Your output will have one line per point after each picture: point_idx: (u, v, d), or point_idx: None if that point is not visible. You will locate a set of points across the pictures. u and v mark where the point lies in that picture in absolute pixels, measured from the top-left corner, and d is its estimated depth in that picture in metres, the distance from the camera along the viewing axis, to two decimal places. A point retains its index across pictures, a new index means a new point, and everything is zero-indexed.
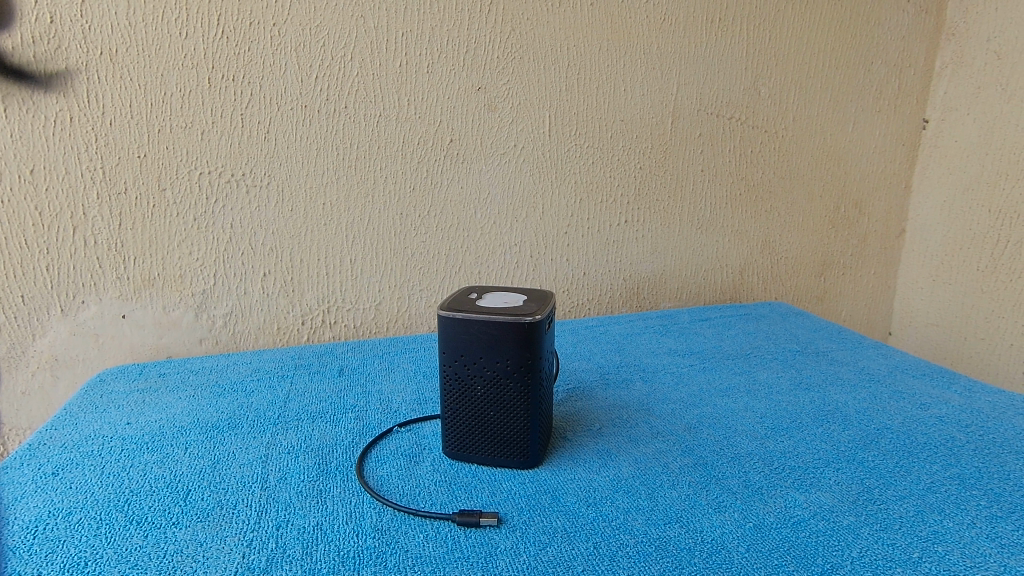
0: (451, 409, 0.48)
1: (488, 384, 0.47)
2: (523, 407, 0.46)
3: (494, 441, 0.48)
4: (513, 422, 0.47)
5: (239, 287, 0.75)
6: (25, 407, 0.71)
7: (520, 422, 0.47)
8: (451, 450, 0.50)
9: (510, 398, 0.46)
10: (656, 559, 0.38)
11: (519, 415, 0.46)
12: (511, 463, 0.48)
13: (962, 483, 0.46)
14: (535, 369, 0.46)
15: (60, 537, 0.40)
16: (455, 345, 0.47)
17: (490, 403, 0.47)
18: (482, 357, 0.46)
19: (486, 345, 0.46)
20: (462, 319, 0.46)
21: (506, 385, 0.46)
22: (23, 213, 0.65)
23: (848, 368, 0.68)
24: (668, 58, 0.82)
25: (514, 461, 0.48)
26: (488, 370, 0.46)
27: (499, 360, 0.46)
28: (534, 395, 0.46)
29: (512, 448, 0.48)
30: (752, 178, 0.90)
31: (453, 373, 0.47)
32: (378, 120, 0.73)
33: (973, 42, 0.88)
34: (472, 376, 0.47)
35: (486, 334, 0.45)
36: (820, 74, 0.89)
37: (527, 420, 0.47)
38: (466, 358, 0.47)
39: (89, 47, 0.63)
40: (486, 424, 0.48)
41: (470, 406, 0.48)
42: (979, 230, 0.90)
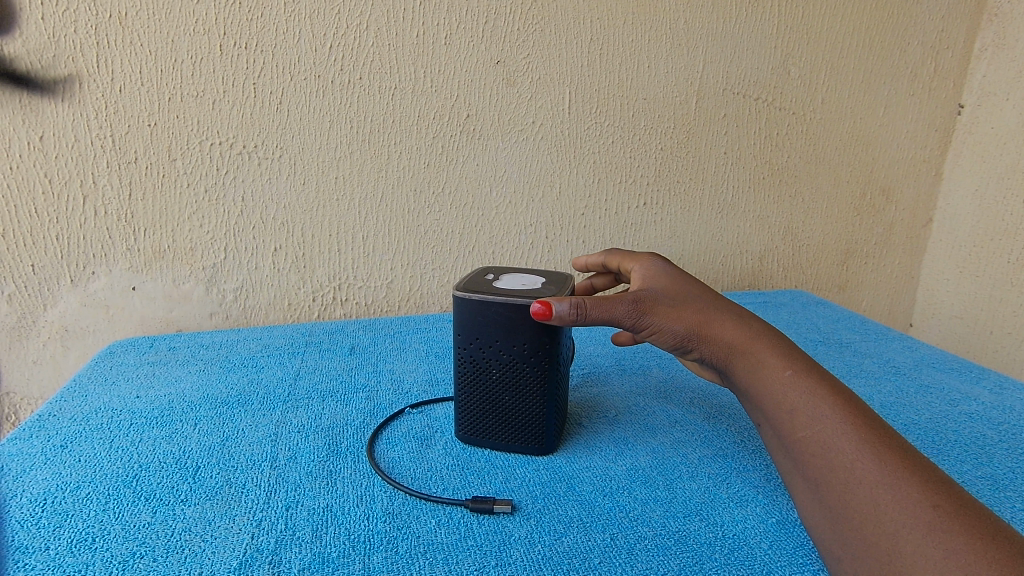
0: (466, 392, 0.47)
1: (504, 368, 0.45)
2: (539, 393, 0.45)
3: (510, 426, 0.47)
4: (529, 407, 0.45)
5: (250, 261, 0.73)
6: (36, 376, 0.70)
7: (537, 408, 0.45)
8: (464, 432, 0.48)
9: (526, 383, 0.45)
10: (675, 554, 0.36)
11: (536, 401, 0.45)
12: (527, 449, 0.47)
13: (994, 483, 0.44)
14: (553, 354, 0.44)
15: (68, 511, 0.39)
16: (470, 327, 0.45)
17: (506, 388, 0.45)
18: (499, 340, 0.44)
19: (503, 329, 0.44)
20: (478, 300, 0.44)
21: (522, 369, 0.44)
22: (33, 181, 0.64)
23: (873, 361, 0.66)
24: (695, 34, 0.78)
25: (529, 447, 0.47)
26: (504, 354, 0.44)
27: (516, 344, 0.44)
28: (552, 382, 0.44)
29: (528, 434, 0.46)
30: (777, 162, 0.87)
31: (468, 355, 0.46)
32: (393, 93, 0.71)
33: (1017, 24, 0.84)
34: (488, 359, 0.45)
35: (503, 317, 0.43)
36: (854, 55, 0.85)
37: (544, 407, 0.45)
38: (481, 341, 0.45)
39: (98, 10, 0.61)
40: (501, 408, 0.46)
41: (485, 390, 0.46)
42: (1011, 221, 0.87)
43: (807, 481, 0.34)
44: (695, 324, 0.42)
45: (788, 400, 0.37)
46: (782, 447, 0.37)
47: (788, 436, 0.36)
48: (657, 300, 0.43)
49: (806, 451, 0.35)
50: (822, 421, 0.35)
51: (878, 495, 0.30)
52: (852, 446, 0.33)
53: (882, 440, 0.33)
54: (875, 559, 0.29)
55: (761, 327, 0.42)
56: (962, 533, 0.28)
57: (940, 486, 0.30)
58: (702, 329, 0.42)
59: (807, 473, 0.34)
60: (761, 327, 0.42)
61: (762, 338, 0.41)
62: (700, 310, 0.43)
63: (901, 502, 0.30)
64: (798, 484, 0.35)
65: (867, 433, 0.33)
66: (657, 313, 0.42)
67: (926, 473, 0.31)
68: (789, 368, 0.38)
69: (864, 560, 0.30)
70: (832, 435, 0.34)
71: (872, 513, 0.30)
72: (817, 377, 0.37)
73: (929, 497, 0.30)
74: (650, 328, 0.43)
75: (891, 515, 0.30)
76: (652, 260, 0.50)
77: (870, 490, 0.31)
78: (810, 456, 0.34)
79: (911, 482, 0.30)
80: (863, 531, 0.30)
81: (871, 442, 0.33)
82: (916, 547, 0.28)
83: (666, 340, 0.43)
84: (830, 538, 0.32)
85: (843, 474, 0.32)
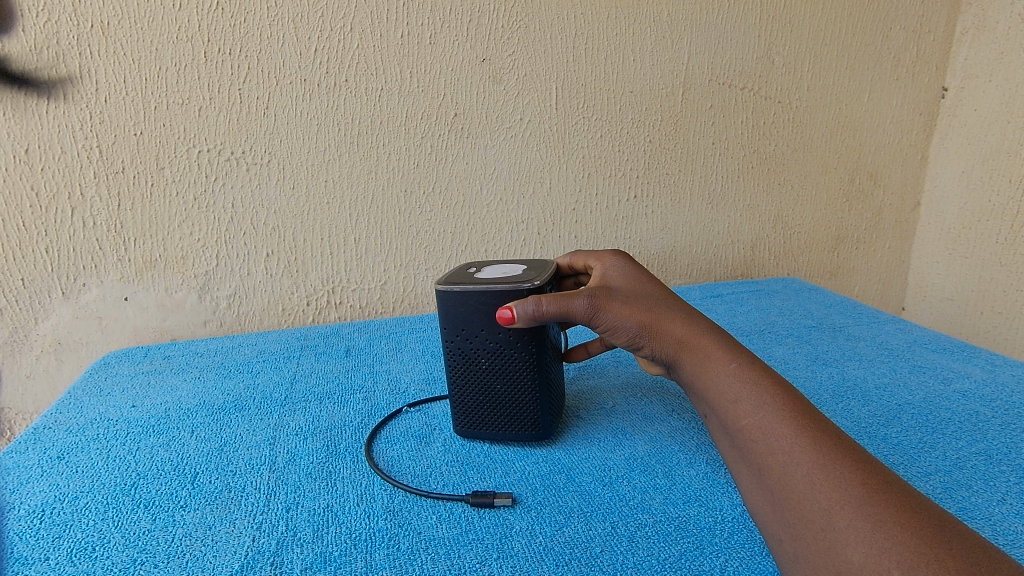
0: (457, 385, 0.47)
1: (492, 358, 0.45)
2: (531, 376, 0.45)
3: (503, 415, 0.47)
4: (521, 394, 0.46)
5: (242, 268, 0.73)
6: (30, 391, 0.70)
7: (529, 394, 0.45)
8: (461, 425, 0.48)
9: (516, 369, 0.45)
10: (676, 539, 0.37)
11: (526, 387, 0.45)
12: (523, 436, 0.47)
13: (989, 458, 0.44)
14: (539, 340, 0.44)
15: (67, 521, 0.39)
16: (454, 319, 0.45)
17: (496, 377, 0.45)
18: (484, 329, 0.44)
19: (488, 319, 0.44)
20: (459, 292, 0.44)
21: (511, 356, 0.44)
22: (21, 195, 0.64)
23: (866, 344, 0.67)
24: (679, 26, 0.79)
25: (526, 434, 0.47)
26: (490, 342, 0.44)
27: (501, 333, 0.44)
28: (540, 367, 0.45)
29: (523, 422, 0.47)
30: (765, 151, 0.88)
31: (455, 348, 0.45)
32: (380, 94, 0.71)
33: (996, 6, 0.85)
34: (476, 349, 0.45)
35: (486, 307, 0.43)
36: (837, 42, 0.86)
37: (535, 393, 0.45)
38: (467, 333, 0.45)
39: (79, 20, 0.61)
40: (493, 398, 0.46)
41: (474, 382, 0.46)
42: (998, 201, 0.88)
43: (749, 470, 0.32)
44: (648, 320, 0.41)
45: (729, 390, 0.35)
46: (726, 438, 0.35)
47: (731, 426, 0.34)
48: (613, 296, 0.42)
49: (747, 439, 0.33)
50: (764, 408, 0.33)
51: (814, 476, 0.29)
52: (792, 430, 0.31)
53: (819, 426, 0.31)
54: (812, 540, 0.27)
55: (709, 325, 0.40)
56: (895, 510, 0.26)
57: (873, 467, 0.29)
58: (653, 326, 0.40)
59: (749, 460, 0.32)
60: (709, 325, 0.40)
61: (710, 334, 0.39)
62: (652, 307, 0.41)
63: (834, 481, 0.28)
64: (741, 476, 0.33)
65: (806, 419, 0.32)
66: (612, 309, 0.41)
67: (861, 456, 0.30)
68: (733, 361, 0.36)
69: (802, 543, 0.28)
70: (771, 420, 0.32)
71: (808, 494, 0.28)
72: (760, 368, 0.36)
73: (862, 476, 0.28)
74: (606, 324, 0.41)
75: (824, 494, 0.28)
76: (613, 262, 0.49)
77: (805, 471, 0.29)
78: (751, 444, 0.32)
79: (847, 463, 0.29)
80: (800, 513, 0.28)
81: (809, 428, 0.31)
82: (850, 524, 0.26)
83: (621, 337, 0.41)
84: (772, 527, 0.30)
85: (782, 458, 0.30)
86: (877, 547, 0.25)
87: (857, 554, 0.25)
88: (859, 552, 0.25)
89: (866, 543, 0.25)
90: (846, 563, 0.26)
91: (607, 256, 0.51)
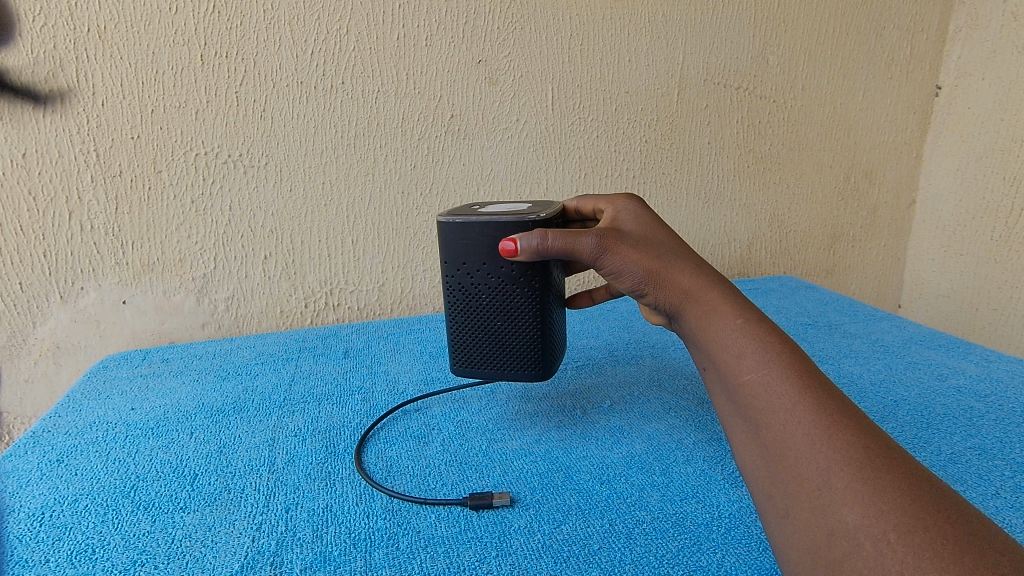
0: (458, 321, 0.48)
1: (494, 292, 0.46)
2: (531, 312, 0.46)
3: (503, 354, 0.47)
4: (522, 330, 0.46)
5: (240, 270, 0.73)
6: (29, 396, 0.70)
7: (529, 330, 0.46)
8: (460, 366, 0.49)
9: (517, 305, 0.46)
10: (673, 536, 0.37)
11: (527, 323, 0.46)
12: (522, 376, 0.48)
13: (983, 453, 0.45)
14: (541, 273, 0.45)
15: (67, 523, 0.39)
16: (458, 251, 0.46)
17: (497, 311, 0.46)
18: (486, 263, 0.45)
19: (491, 250, 0.45)
20: (464, 222, 0.45)
21: (512, 291, 0.45)
22: (18, 199, 0.64)
23: (862, 341, 0.67)
24: (673, 27, 0.79)
25: (525, 374, 0.48)
26: (492, 277, 0.45)
27: (503, 266, 0.45)
28: (541, 302, 0.46)
29: (522, 360, 0.47)
30: (761, 149, 0.88)
31: (457, 282, 0.47)
32: (376, 96, 0.71)
33: (989, 4, 0.85)
34: (477, 284, 0.46)
35: (490, 237, 0.45)
36: (831, 41, 0.86)
37: (536, 328, 0.46)
38: (468, 266, 0.46)
39: (76, 25, 0.61)
40: (493, 335, 0.47)
41: (476, 317, 0.47)
42: (992, 198, 0.88)
43: (744, 424, 0.31)
44: (655, 269, 0.40)
45: (732, 344, 0.33)
46: (722, 391, 0.33)
47: (730, 379, 0.32)
48: (622, 239, 0.41)
49: (746, 393, 0.31)
50: (768, 364, 0.31)
51: (814, 435, 0.28)
52: (795, 389, 0.30)
53: (824, 385, 0.30)
54: (805, 499, 0.27)
55: (717, 277, 0.39)
56: (895, 476, 0.25)
57: (875, 431, 0.28)
58: (659, 274, 0.39)
59: (745, 416, 0.31)
60: (717, 278, 0.39)
61: (717, 287, 0.37)
62: (662, 255, 0.40)
63: (836, 443, 0.27)
64: (734, 430, 0.32)
65: (811, 378, 0.30)
66: (619, 252, 0.40)
67: (863, 419, 0.29)
68: (740, 315, 0.35)
69: (794, 502, 0.27)
70: (774, 376, 0.31)
71: (806, 454, 0.27)
72: (767, 323, 0.34)
73: (864, 440, 0.27)
74: (611, 267, 0.41)
75: (824, 454, 0.27)
76: (629, 202, 0.48)
77: (806, 430, 0.28)
78: (750, 398, 0.31)
79: (850, 426, 0.28)
80: (795, 472, 0.27)
81: (816, 388, 0.30)
82: (848, 486, 0.26)
83: (625, 282, 0.41)
84: (762, 483, 0.30)
85: (781, 415, 0.29)
86: (874, 511, 0.24)
87: (853, 516, 0.25)
88: (855, 514, 0.25)
89: (864, 505, 0.25)
90: (839, 523, 0.25)
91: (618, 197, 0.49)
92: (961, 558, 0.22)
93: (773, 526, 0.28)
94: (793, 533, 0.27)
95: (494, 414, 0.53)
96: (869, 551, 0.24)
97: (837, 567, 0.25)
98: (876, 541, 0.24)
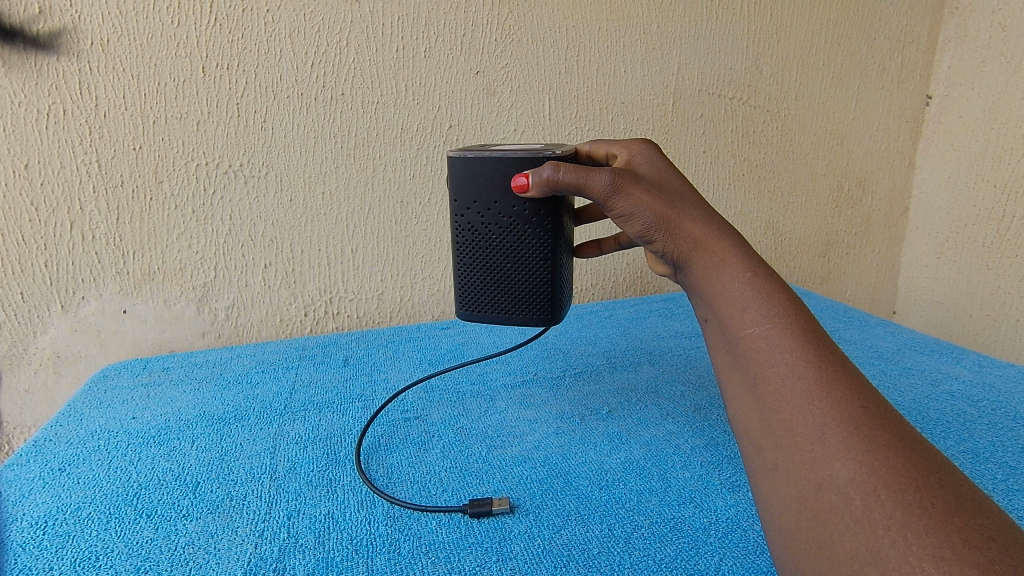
0: (470, 260, 0.50)
1: (504, 232, 0.48)
2: (540, 253, 0.48)
3: (510, 295, 0.50)
4: (529, 272, 0.49)
5: (240, 279, 0.74)
6: (28, 405, 0.70)
7: (536, 273, 0.49)
8: (469, 308, 0.52)
9: (526, 246, 0.48)
10: (672, 540, 0.38)
11: (536, 264, 0.49)
12: (527, 319, 0.50)
13: (976, 457, 0.46)
14: (550, 215, 0.47)
15: (70, 532, 0.40)
16: (470, 188, 0.48)
17: (507, 252, 0.49)
18: (498, 201, 0.48)
19: (502, 188, 0.47)
20: (476, 158, 0.47)
21: (523, 232, 0.48)
22: (20, 209, 0.64)
23: (857, 347, 0.68)
24: (668, 38, 0.80)
25: (529, 317, 0.50)
26: (503, 216, 0.48)
27: (514, 205, 0.47)
28: (549, 244, 0.48)
29: (528, 304, 0.50)
30: (755, 158, 0.89)
31: (468, 221, 0.49)
32: (376, 107, 0.72)
33: (977, 16, 0.87)
34: (488, 223, 0.49)
35: (500, 174, 0.47)
36: (823, 52, 0.88)
37: (543, 271, 0.49)
38: (480, 205, 0.48)
39: (79, 38, 0.62)
40: (502, 276, 0.50)
41: (486, 258, 0.50)
42: (984, 206, 0.90)
43: (743, 377, 0.32)
44: (666, 213, 0.39)
45: (738, 298, 0.34)
46: (721, 342, 0.34)
47: (731, 332, 0.33)
48: (637, 181, 0.41)
49: (747, 347, 0.32)
50: (772, 319, 0.32)
51: (814, 392, 0.29)
52: (798, 346, 0.30)
53: (825, 344, 0.31)
54: (798, 452, 0.28)
55: (729, 228, 0.39)
56: (889, 436, 0.27)
57: (872, 391, 0.29)
58: (670, 220, 0.39)
59: (744, 368, 0.32)
60: (729, 228, 0.39)
61: (727, 238, 0.37)
62: (675, 201, 0.40)
63: (834, 401, 0.28)
64: (729, 381, 0.33)
65: (813, 336, 0.31)
66: (631, 194, 0.40)
67: (861, 379, 0.29)
68: (749, 269, 0.35)
69: (785, 455, 0.28)
70: (778, 333, 0.31)
71: (803, 409, 0.28)
72: (774, 278, 0.34)
73: (862, 400, 0.28)
74: (621, 209, 0.41)
75: (821, 411, 0.28)
76: (644, 148, 0.48)
77: (805, 386, 0.29)
78: (751, 353, 0.32)
79: (849, 386, 0.29)
80: (790, 425, 0.29)
81: (817, 347, 0.30)
82: (842, 442, 0.27)
83: (636, 226, 0.41)
84: (753, 433, 0.31)
85: (782, 370, 0.30)
86: (866, 468, 0.26)
87: (845, 471, 0.26)
88: (847, 469, 0.26)
89: (857, 462, 0.26)
90: (830, 477, 0.26)
91: (634, 142, 0.49)
92: (948, 518, 0.24)
93: (760, 478, 0.30)
94: (781, 484, 0.28)
95: (494, 420, 0.54)
96: (858, 505, 0.25)
97: (823, 519, 0.26)
98: (865, 496, 0.25)
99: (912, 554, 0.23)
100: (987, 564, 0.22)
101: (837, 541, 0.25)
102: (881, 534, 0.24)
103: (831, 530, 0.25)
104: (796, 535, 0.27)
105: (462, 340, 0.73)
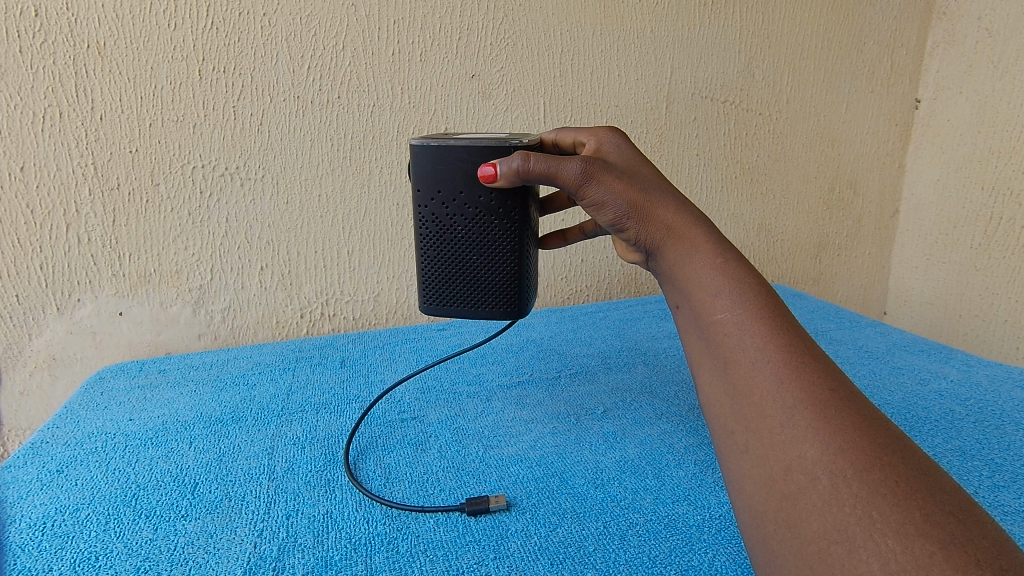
0: (436, 253, 0.51)
1: (470, 223, 0.49)
2: (506, 245, 0.49)
3: (476, 290, 0.51)
4: (496, 265, 0.50)
5: (237, 281, 0.74)
6: (23, 408, 0.70)
7: (503, 266, 0.50)
8: (436, 304, 0.52)
9: (493, 238, 0.49)
10: (666, 536, 0.39)
11: (503, 256, 0.50)
12: (495, 313, 0.51)
13: (964, 454, 0.47)
14: (517, 207, 0.48)
15: (69, 532, 0.40)
16: (434, 178, 0.48)
17: (473, 244, 0.50)
18: (463, 191, 0.48)
19: (467, 177, 0.48)
20: (441, 146, 0.47)
21: (488, 223, 0.49)
22: (16, 212, 0.64)
23: (847, 347, 0.69)
24: (662, 42, 0.81)
25: (496, 311, 0.51)
26: (469, 207, 0.48)
27: (480, 195, 0.48)
28: (516, 237, 0.49)
29: (495, 297, 0.51)
30: (748, 161, 0.90)
31: (432, 212, 0.49)
32: (372, 110, 0.73)
33: (964, 21, 0.89)
34: (454, 214, 0.49)
35: (466, 163, 0.47)
36: (814, 56, 0.89)
37: (509, 264, 0.50)
38: (444, 196, 0.49)
39: (76, 41, 0.62)
40: (468, 270, 0.51)
41: (452, 251, 0.50)
42: (972, 208, 0.91)
43: (713, 362, 0.33)
44: (638, 201, 0.40)
45: (710, 284, 0.34)
46: (693, 327, 0.35)
47: (703, 317, 0.34)
48: (607, 168, 0.41)
49: (718, 333, 0.32)
50: (743, 305, 0.33)
51: (782, 374, 0.29)
52: (767, 330, 0.31)
53: (792, 327, 0.32)
54: (767, 435, 0.29)
55: (700, 216, 0.39)
56: (855, 418, 0.28)
57: (837, 373, 0.30)
58: (643, 207, 0.40)
59: (715, 354, 0.32)
60: (700, 216, 0.40)
61: (699, 226, 0.38)
62: (645, 188, 0.41)
63: (802, 384, 0.29)
64: (700, 366, 0.34)
65: (781, 319, 0.32)
66: (604, 181, 0.41)
67: (827, 362, 0.30)
68: (720, 257, 0.36)
69: (754, 437, 0.29)
70: (748, 317, 0.32)
71: (772, 391, 0.29)
72: (744, 265, 0.35)
73: (829, 382, 0.29)
74: (594, 197, 0.41)
75: (790, 393, 0.29)
76: (610, 135, 0.48)
77: (773, 369, 0.30)
78: (722, 337, 0.32)
79: (817, 369, 0.30)
80: (760, 408, 0.29)
81: (785, 330, 0.31)
82: (811, 424, 0.28)
83: (607, 215, 0.41)
84: (723, 417, 0.31)
85: (753, 355, 0.31)
86: (833, 449, 0.27)
87: (813, 452, 0.27)
88: (815, 450, 0.27)
89: (824, 442, 0.27)
90: (799, 458, 0.27)
91: (601, 129, 0.49)
92: (911, 495, 0.25)
93: (731, 463, 0.30)
94: (751, 467, 0.29)
95: (491, 420, 0.54)
96: (825, 484, 0.26)
97: (792, 499, 0.27)
98: (833, 475, 0.26)
99: (877, 531, 0.24)
100: (947, 540, 0.23)
101: (805, 520, 0.26)
102: (848, 512, 0.25)
103: (799, 509, 0.26)
104: (765, 516, 0.28)
105: (457, 340, 0.74)
